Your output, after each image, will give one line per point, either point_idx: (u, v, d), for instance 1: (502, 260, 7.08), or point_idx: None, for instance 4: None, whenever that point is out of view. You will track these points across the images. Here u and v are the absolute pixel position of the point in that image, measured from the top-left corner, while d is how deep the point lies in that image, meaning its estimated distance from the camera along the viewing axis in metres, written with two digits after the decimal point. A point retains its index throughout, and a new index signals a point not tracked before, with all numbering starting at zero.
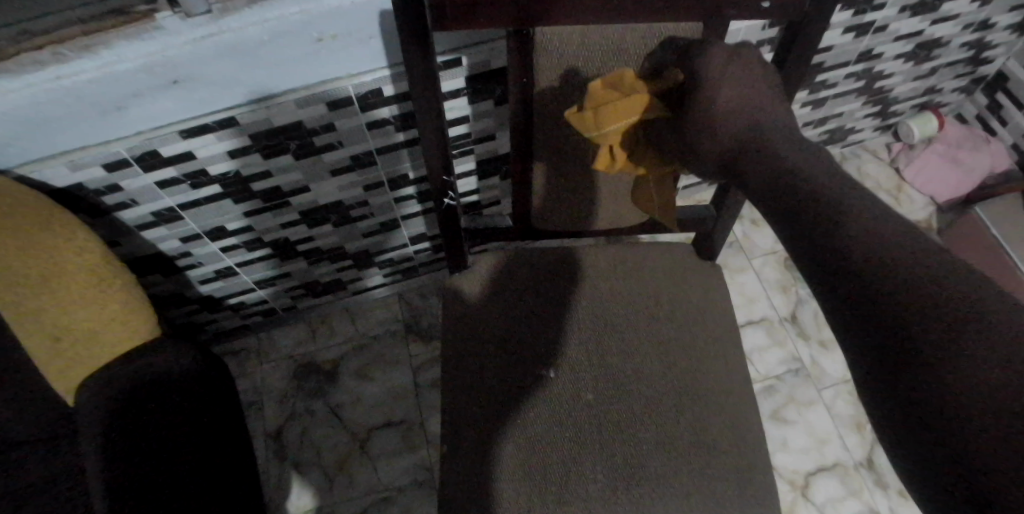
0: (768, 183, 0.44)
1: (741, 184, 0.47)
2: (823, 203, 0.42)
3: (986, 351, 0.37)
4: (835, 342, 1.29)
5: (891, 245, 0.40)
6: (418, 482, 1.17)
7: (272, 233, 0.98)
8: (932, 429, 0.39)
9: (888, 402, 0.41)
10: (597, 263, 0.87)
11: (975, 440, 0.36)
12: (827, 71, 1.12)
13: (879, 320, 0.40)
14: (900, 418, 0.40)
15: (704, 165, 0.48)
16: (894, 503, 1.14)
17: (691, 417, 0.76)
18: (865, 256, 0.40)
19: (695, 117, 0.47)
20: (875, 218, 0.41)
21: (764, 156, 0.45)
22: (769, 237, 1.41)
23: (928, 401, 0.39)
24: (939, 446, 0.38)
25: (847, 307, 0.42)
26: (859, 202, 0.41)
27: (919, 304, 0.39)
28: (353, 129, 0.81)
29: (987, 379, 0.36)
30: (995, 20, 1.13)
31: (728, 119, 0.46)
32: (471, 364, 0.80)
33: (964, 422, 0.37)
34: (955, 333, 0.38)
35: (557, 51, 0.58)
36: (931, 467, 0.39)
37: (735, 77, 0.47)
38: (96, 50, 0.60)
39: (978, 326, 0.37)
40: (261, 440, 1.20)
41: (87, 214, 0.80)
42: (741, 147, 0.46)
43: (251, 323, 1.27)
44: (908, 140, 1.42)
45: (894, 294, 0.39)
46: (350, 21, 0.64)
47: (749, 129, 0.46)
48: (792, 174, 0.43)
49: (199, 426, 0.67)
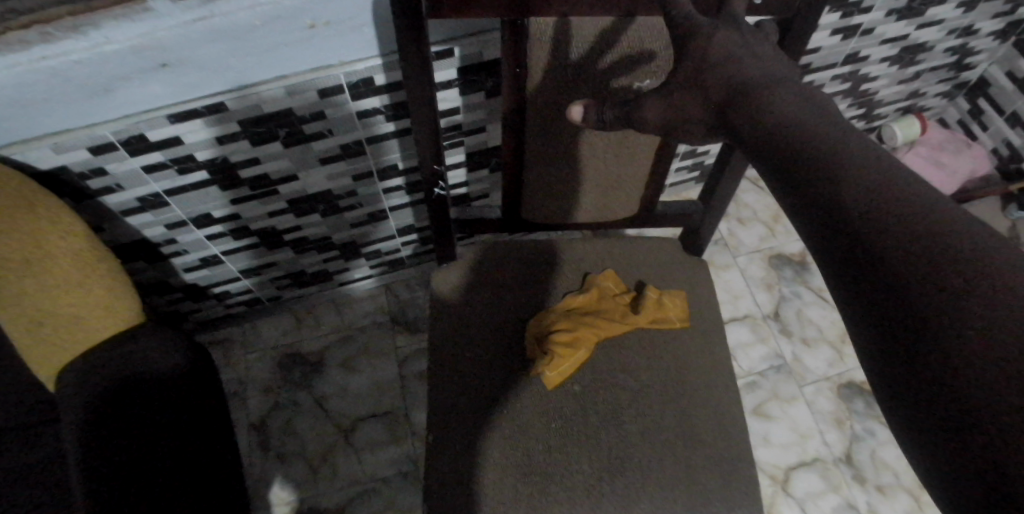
0: (764, 147, 0.41)
1: (730, 141, 0.44)
2: (818, 163, 0.39)
3: (995, 330, 0.33)
4: (818, 341, 1.31)
5: (892, 213, 0.37)
6: (402, 473, 1.17)
7: (259, 222, 0.98)
8: (937, 419, 0.35)
9: (891, 391, 0.38)
10: (581, 257, 0.88)
11: (983, 433, 0.32)
12: (814, 72, 1.13)
13: (877, 285, 0.37)
14: (902, 407, 0.37)
15: (693, 137, 0.47)
16: (873, 498, 1.16)
17: (676, 408, 0.77)
18: (864, 226, 0.38)
19: (684, 80, 0.45)
20: (875, 184, 0.38)
21: (755, 107, 0.42)
22: (754, 235, 1.43)
23: (935, 388, 0.35)
24: (945, 425, 0.34)
25: (848, 275, 0.39)
26: (856, 164, 0.39)
27: (920, 275, 0.36)
28: (343, 118, 0.81)
29: (1001, 361, 0.32)
30: (978, 26, 1.15)
31: (715, 83, 0.44)
32: (458, 354, 0.80)
33: (976, 416, 0.33)
34: (964, 309, 0.34)
35: (551, 41, 0.58)
36: (936, 460, 0.35)
37: (723, 41, 0.45)
38: (85, 31, 0.58)
39: (987, 297, 0.34)
40: (245, 432, 1.20)
41: (72, 198, 0.79)
42: (729, 98, 0.44)
43: (235, 312, 1.25)
44: (891, 144, 1.40)
45: (895, 264, 0.37)
46: (345, 7, 0.64)
47: (731, 88, 0.44)
48: (787, 139, 0.41)
49: (200, 428, 0.67)
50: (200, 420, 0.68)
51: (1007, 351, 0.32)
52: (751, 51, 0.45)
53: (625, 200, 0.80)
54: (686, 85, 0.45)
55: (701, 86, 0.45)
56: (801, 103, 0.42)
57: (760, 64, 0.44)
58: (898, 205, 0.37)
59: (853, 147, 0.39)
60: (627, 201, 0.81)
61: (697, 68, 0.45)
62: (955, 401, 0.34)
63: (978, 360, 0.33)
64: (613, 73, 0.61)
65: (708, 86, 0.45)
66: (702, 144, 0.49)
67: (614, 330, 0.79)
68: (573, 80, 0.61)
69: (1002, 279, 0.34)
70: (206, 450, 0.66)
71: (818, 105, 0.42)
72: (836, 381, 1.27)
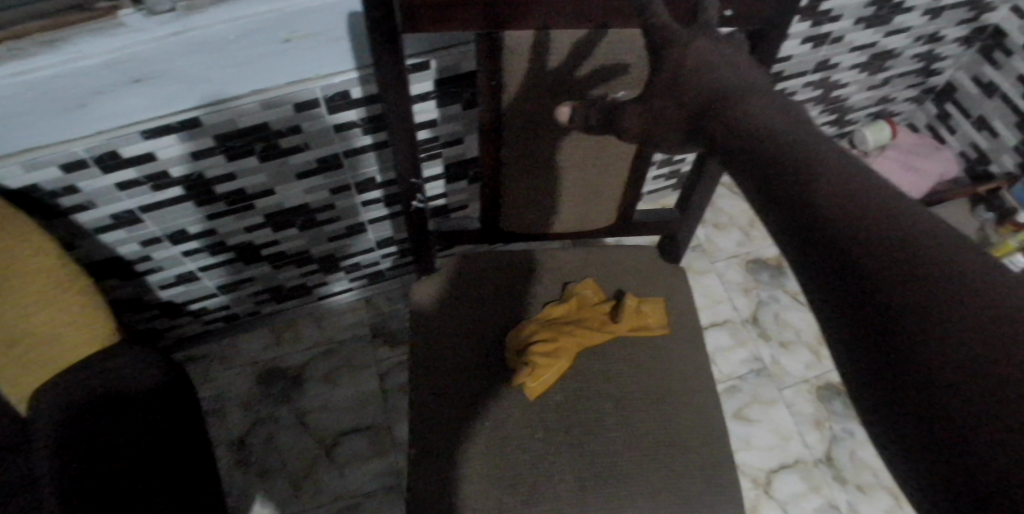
0: (736, 154, 0.41)
1: (704, 150, 0.44)
2: (790, 172, 0.40)
3: (965, 333, 0.34)
4: (796, 343, 1.33)
5: (864, 218, 0.38)
6: (386, 487, 1.16)
7: (236, 236, 0.97)
8: (917, 422, 0.35)
9: (866, 395, 0.38)
10: (558, 267, 0.88)
11: (962, 433, 0.33)
12: (787, 79, 1.15)
13: (852, 287, 0.37)
14: (879, 410, 0.37)
15: (668, 147, 0.48)
16: (854, 498, 1.17)
17: (657, 415, 0.78)
18: (836, 231, 0.38)
19: (659, 91, 0.45)
20: (846, 192, 0.38)
21: (730, 117, 0.42)
22: (732, 240, 1.45)
23: (906, 392, 0.35)
24: (924, 426, 0.34)
25: (823, 278, 0.38)
26: (826, 170, 0.39)
27: (894, 278, 0.36)
28: (320, 131, 0.80)
29: (971, 364, 0.33)
30: (944, 33, 1.18)
31: (687, 92, 0.44)
32: (439, 366, 0.80)
33: (951, 419, 0.33)
34: (934, 312, 0.35)
35: (526, 53, 0.58)
36: (915, 464, 0.35)
37: (696, 53, 0.45)
38: (57, 46, 0.58)
39: (954, 300, 0.35)
40: (224, 449, 1.18)
41: (43, 215, 0.77)
42: (704, 110, 0.44)
43: (213, 327, 1.24)
44: (863, 148, 1.44)
45: (869, 267, 0.37)
46: (320, 21, 0.64)
47: (706, 98, 0.44)
48: (758, 149, 0.41)
49: (188, 450, 0.66)
50: (182, 448, 0.66)
51: (978, 355, 0.33)
52: (725, 61, 0.45)
53: (603, 209, 0.81)
54: (658, 96, 0.46)
55: (674, 97, 0.45)
56: (773, 114, 0.42)
57: (731, 74, 0.44)
58: (868, 211, 0.38)
59: (822, 153, 0.40)
60: (605, 210, 0.82)
61: (673, 76, 0.45)
62: (928, 404, 0.34)
63: (952, 364, 0.34)
64: (588, 84, 0.62)
65: (679, 97, 0.45)
66: (676, 156, 0.49)
67: (597, 338, 0.79)
68: (547, 91, 0.62)
69: (968, 283, 0.35)
70: (183, 476, 0.65)
71: (788, 113, 0.42)
72: (814, 383, 1.28)
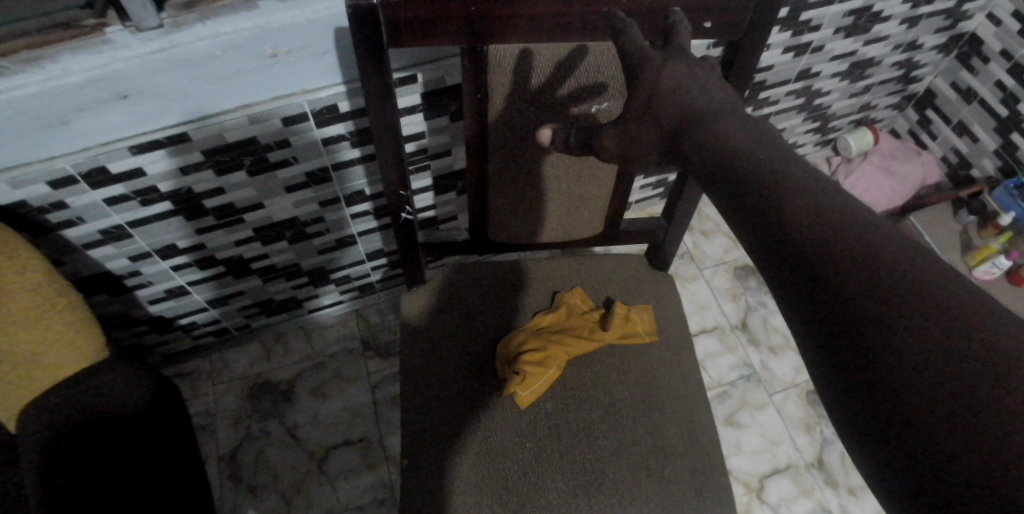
0: (709, 169, 0.42)
1: (681, 164, 0.45)
2: (761, 184, 0.40)
3: (929, 341, 0.35)
4: (784, 348, 1.34)
5: (831, 229, 0.38)
6: (378, 500, 1.15)
7: (225, 250, 0.97)
8: (882, 427, 0.36)
9: (837, 401, 0.39)
10: (547, 276, 0.89)
11: (922, 436, 0.34)
12: (769, 88, 1.17)
13: (821, 299, 0.38)
14: (848, 413, 0.38)
15: (648, 162, 0.48)
16: (845, 501, 1.18)
17: (647, 422, 0.78)
18: (805, 243, 0.38)
19: (636, 106, 0.46)
20: (815, 203, 0.39)
21: (706, 132, 0.43)
22: (719, 247, 1.46)
23: (886, 405, 0.36)
24: (889, 431, 0.36)
25: (795, 289, 0.39)
26: (796, 185, 0.40)
27: (860, 289, 0.37)
28: (308, 145, 0.81)
29: (934, 371, 0.34)
30: (921, 41, 1.21)
31: (662, 109, 0.45)
32: (429, 377, 0.80)
33: (913, 423, 0.35)
34: (912, 328, 0.35)
35: (508, 67, 0.59)
36: (884, 464, 0.37)
37: (673, 69, 0.46)
38: (41, 64, 0.58)
39: (918, 307, 0.35)
40: (215, 465, 1.17)
41: (29, 232, 0.77)
42: (681, 124, 0.45)
43: (202, 343, 1.23)
44: (846, 154, 1.48)
45: (836, 278, 0.37)
46: (305, 37, 0.64)
47: (684, 114, 0.45)
48: (733, 164, 0.41)
49: (170, 466, 0.66)
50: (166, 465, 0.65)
51: (939, 362, 0.34)
52: (699, 80, 0.46)
53: (591, 218, 0.82)
54: (637, 111, 0.46)
55: (651, 112, 0.46)
56: (745, 128, 0.43)
57: (706, 90, 0.45)
58: (836, 222, 0.38)
59: (793, 167, 0.41)
60: (592, 220, 0.82)
61: (650, 92, 0.46)
62: (893, 410, 0.36)
63: (915, 371, 0.35)
64: (571, 97, 0.63)
65: (657, 112, 0.46)
66: (656, 170, 0.50)
67: (586, 345, 0.80)
68: (531, 106, 0.63)
69: (930, 289, 0.36)
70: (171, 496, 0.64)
71: (759, 128, 0.43)
72: (804, 387, 1.29)
